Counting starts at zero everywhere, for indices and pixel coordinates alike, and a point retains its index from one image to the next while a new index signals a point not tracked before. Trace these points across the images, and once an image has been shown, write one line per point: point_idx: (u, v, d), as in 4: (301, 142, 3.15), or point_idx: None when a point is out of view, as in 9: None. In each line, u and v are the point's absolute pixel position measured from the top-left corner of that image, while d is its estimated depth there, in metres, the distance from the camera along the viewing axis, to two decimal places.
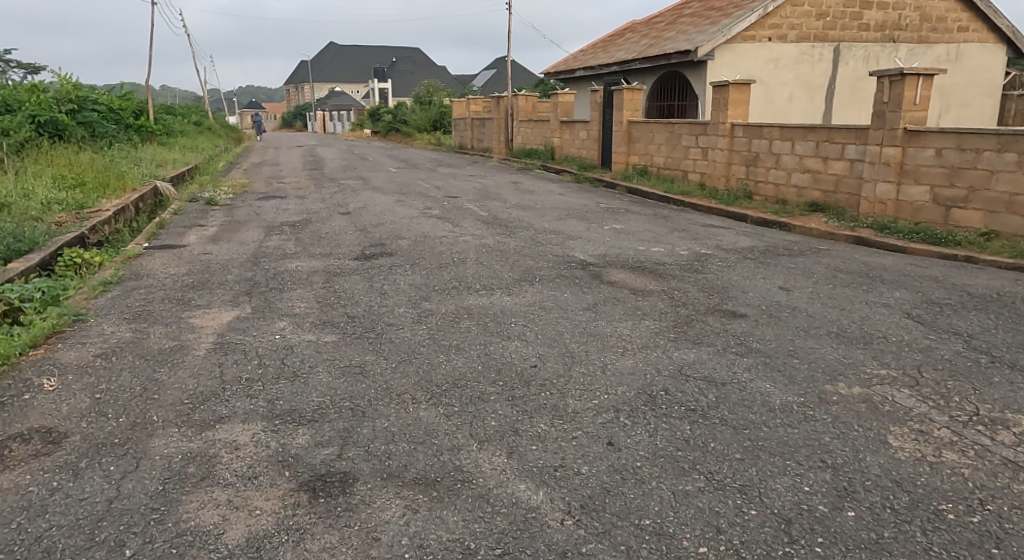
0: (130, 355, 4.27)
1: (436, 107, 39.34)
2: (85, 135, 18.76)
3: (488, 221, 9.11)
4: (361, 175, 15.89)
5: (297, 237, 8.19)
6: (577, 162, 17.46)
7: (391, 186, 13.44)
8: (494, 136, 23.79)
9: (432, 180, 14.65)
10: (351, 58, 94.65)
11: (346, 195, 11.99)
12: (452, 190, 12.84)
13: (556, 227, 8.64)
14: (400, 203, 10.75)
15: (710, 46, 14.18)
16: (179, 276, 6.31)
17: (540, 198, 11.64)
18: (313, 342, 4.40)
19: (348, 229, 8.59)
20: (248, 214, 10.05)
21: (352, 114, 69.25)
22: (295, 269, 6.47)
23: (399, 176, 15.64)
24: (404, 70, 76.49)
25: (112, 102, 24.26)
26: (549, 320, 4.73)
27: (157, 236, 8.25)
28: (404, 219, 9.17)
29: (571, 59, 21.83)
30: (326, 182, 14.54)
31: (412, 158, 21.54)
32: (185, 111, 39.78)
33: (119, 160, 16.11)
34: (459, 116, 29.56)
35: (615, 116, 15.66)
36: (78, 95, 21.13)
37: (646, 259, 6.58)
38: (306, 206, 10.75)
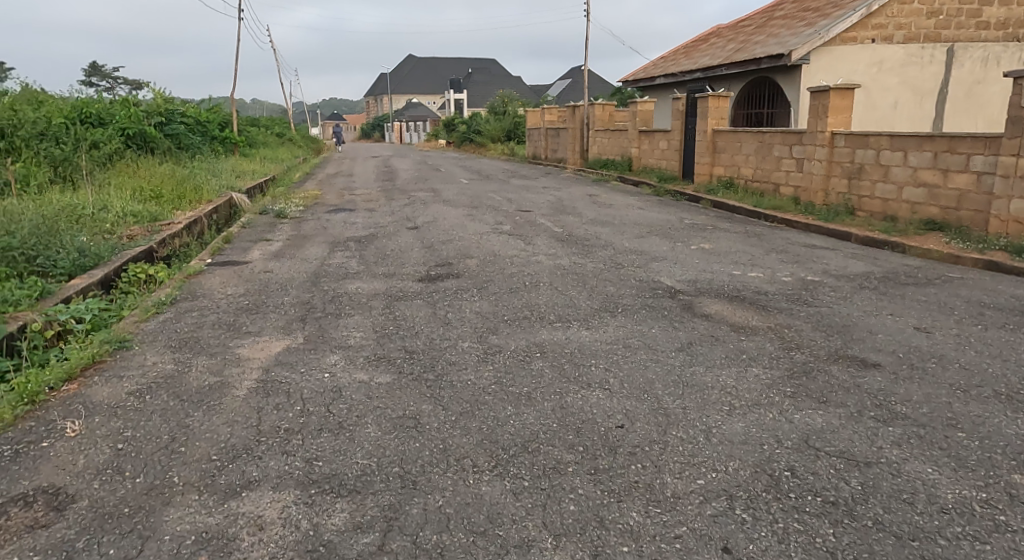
0: (165, 393, 3.83)
1: (511, 117, 39.02)
2: (170, 147, 19.18)
3: (563, 238, 8.47)
4: (433, 186, 15.53)
5: (361, 254, 7.78)
6: (657, 173, 16.62)
7: (462, 198, 12.99)
8: (569, 146, 23.16)
9: (504, 193, 14.12)
10: (428, 69, 96.05)
11: (416, 208, 11.61)
12: (525, 203, 12.28)
13: (637, 246, 7.92)
14: (470, 218, 10.25)
15: (806, 49, 13.16)
16: (235, 297, 5.94)
17: (619, 213, 10.91)
18: (366, 384, 3.86)
19: (415, 246, 8.13)
20: (315, 227, 9.76)
21: (428, 125, 70.01)
22: (355, 291, 6.01)
23: (471, 188, 15.21)
24: (479, 81, 76.88)
25: (198, 114, 24.96)
26: (635, 364, 4.05)
27: (221, 251, 8.00)
28: (474, 235, 8.64)
29: (651, 66, 21.00)
30: (398, 194, 14.24)
31: (485, 169, 21.14)
32: (269, 122, 40.92)
33: (199, 172, 16.30)
34: (534, 126, 29.07)
35: (699, 124, 14.75)
36: (166, 108, 21.72)
37: (744, 286, 5.80)
38: (374, 220, 10.40)
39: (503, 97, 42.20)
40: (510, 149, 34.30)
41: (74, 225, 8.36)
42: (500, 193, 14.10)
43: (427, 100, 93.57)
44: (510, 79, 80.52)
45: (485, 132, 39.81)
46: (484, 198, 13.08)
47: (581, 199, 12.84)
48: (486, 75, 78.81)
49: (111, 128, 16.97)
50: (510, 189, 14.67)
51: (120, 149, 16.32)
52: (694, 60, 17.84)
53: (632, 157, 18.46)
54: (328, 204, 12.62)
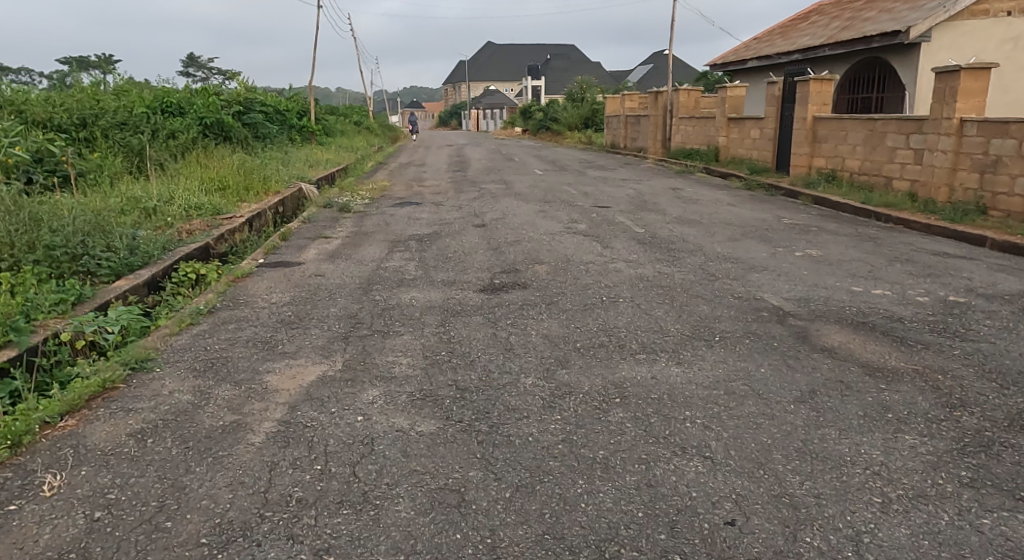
0: (171, 436, 3.20)
1: (589, 104, 37.88)
2: (247, 136, 19.13)
3: (646, 240, 7.59)
4: (505, 177, 14.80)
5: (422, 256, 7.14)
6: (748, 165, 15.39)
7: (535, 191, 12.22)
8: (650, 135, 22.02)
9: (580, 185, 13.23)
10: (506, 56, 95.42)
11: (486, 202, 10.94)
12: (603, 197, 11.38)
13: (730, 251, 6.96)
14: (543, 214, 9.49)
15: (927, 25, 11.70)
16: (278, 306, 5.36)
17: (707, 210, 9.87)
18: (405, 438, 3.16)
19: (481, 246, 7.44)
20: (378, 223, 9.21)
21: (504, 112, 69.42)
22: (409, 302, 5.35)
23: (546, 179, 14.39)
24: (557, 67, 75.64)
25: (277, 102, 25.06)
26: (743, 420, 3.18)
27: (277, 249, 7.50)
28: (546, 235, 7.87)
29: (742, 49, 19.61)
30: (468, 186, 13.60)
31: (561, 159, 20.26)
32: (347, 110, 41.18)
33: (272, 161, 16.11)
34: (613, 113, 27.96)
35: (797, 111, 13.44)
36: (245, 97, 21.77)
37: (869, 309, 4.82)
38: (441, 215, 9.77)
39: (581, 84, 41.05)
40: (587, 137, 33.23)
41: (133, 219, 8.02)
42: (576, 185, 13.24)
43: (504, 88, 92.99)
44: (589, 66, 78.88)
45: (562, 120, 38.81)
46: (558, 191, 12.26)
47: (664, 194, 11.82)
48: (564, 61, 77.46)
49: (190, 116, 16.97)
50: (587, 182, 13.77)
51: (197, 138, 16.26)
52: (792, 41, 16.42)
53: (719, 147, 17.23)
54: (395, 196, 12.09)
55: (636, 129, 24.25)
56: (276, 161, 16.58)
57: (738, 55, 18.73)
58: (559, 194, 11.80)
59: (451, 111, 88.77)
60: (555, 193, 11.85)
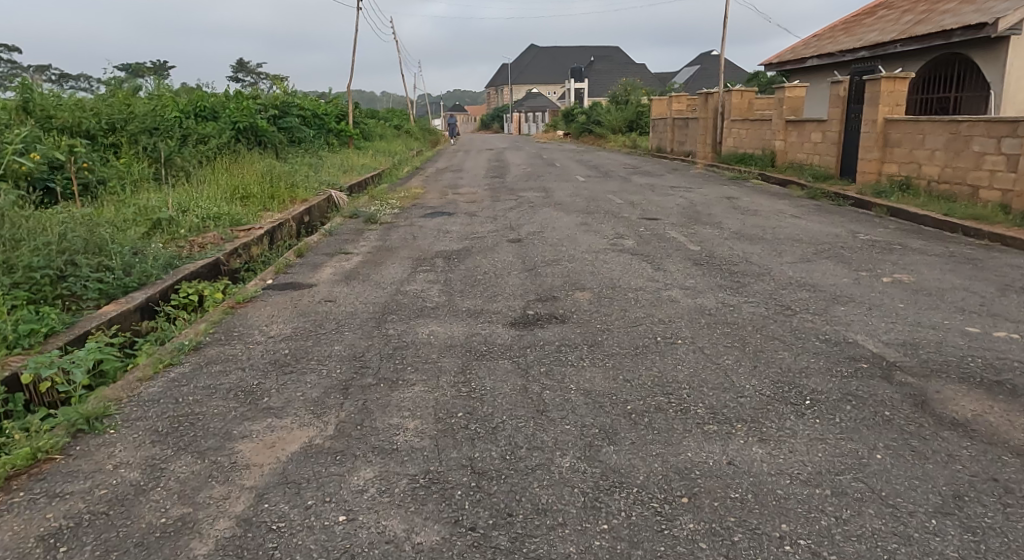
0: (93, 542, 2.44)
1: (634, 106, 36.79)
2: (283, 140, 18.67)
3: (702, 261, 6.68)
4: (546, 184, 13.98)
5: (449, 276, 6.38)
6: (809, 171, 14.30)
7: (577, 200, 11.35)
8: (699, 139, 20.95)
9: (625, 194, 12.31)
10: (549, 59, 94.65)
11: (524, 212, 10.13)
12: (651, 207, 10.47)
13: (803, 276, 6.01)
14: (584, 227, 8.64)
15: (1018, 17, 10.49)
16: (277, 341, 4.62)
17: (769, 224, 8.89)
18: (397, 555, 2.35)
19: (515, 266, 6.63)
20: (406, 236, 8.48)
21: (547, 115, 68.64)
22: (428, 339, 4.58)
23: (588, 187, 13.52)
24: (601, 69, 74.48)
25: (316, 107, 24.74)
26: (865, 545, 2.28)
27: (291, 267, 6.81)
28: (588, 253, 7.03)
29: (799, 48, 18.42)
30: (505, 193, 12.83)
31: (604, 164, 19.33)
32: (388, 115, 40.94)
33: (304, 167, 15.56)
34: (659, 115, 26.94)
35: (865, 113, 12.30)
36: (281, 101, 21.36)
37: (994, 360, 3.86)
38: (474, 227, 9.00)
39: (626, 86, 39.95)
40: (632, 141, 32.17)
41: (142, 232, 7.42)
42: (622, 193, 12.33)
43: (547, 91, 92.18)
44: (634, 68, 77.51)
45: (606, 123, 37.80)
46: (602, 199, 11.38)
47: (718, 204, 10.83)
48: (608, 63, 76.27)
49: (223, 120, 16.54)
50: (634, 189, 12.84)
51: (230, 143, 15.82)
52: (856, 38, 15.22)
53: (776, 151, 16.14)
54: (427, 205, 11.36)
55: (683, 131, 23.20)
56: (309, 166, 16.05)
57: (795, 54, 17.56)
58: (604, 203, 10.91)
59: (493, 114, 88.36)
60: (599, 203, 10.96)
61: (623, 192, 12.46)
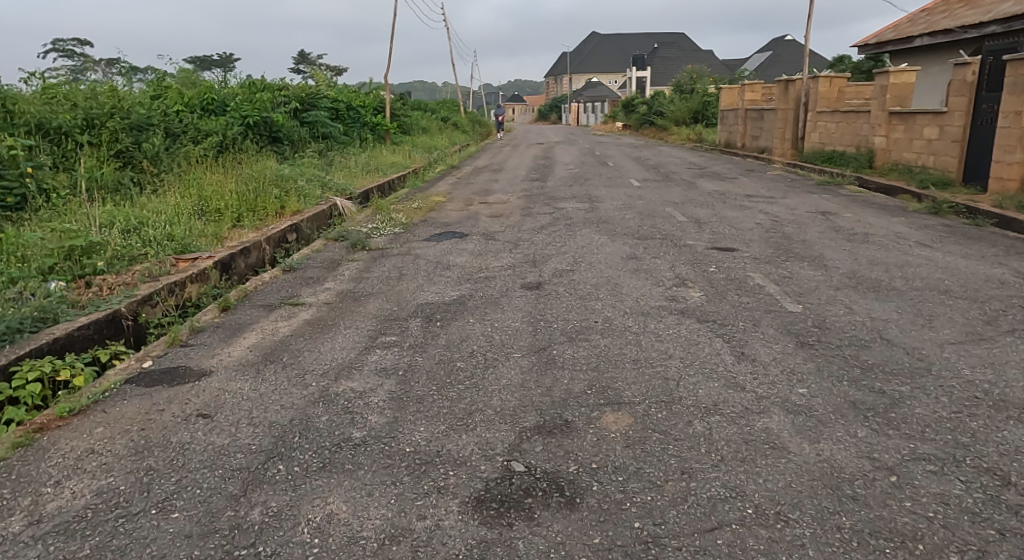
0: None
1: (701, 95, 33.86)
2: (303, 137, 16.87)
3: (807, 339, 4.36)
4: (592, 191, 11.72)
5: (422, 356, 4.27)
6: (919, 175, 11.60)
7: (626, 217, 9.06)
8: (776, 133, 18.26)
9: (689, 206, 9.94)
10: (611, 47, 91.35)
11: (556, 235, 7.94)
12: (723, 229, 8.12)
13: (986, 382, 3.64)
14: (632, 263, 6.39)
15: None
16: (36, 533, 2.49)
17: (888, 263, 6.44)
18: None
19: (520, 340, 4.46)
20: (392, 273, 6.40)
21: (606, 106, 65.75)
22: (312, 540, 2.45)
23: (644, 195, 11.17)
24: (665, 56, 70.86)
25: (351, 99, 22.99)
26: None
27: (205, 329, 4.76)
28: (634, 317, 4.81)
29: (902, 26, 15.54)
30: (542, 203, 10.66)
31: (664, 164, 16.84)
32: (437, 107, 39.13)
33: (316, 169, 13.63)
34: (729, 106, 24.20)
35: (1006, 102, 9.54)
36: (307, 94, 19.54)
37: None
38: (485, 260, 6.86)
39: (692, 73, 36.91)
40: (698, 134, 29.37)
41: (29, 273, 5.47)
42: (684, 206, 9.95)
43: (607, 80, 88.98)
44: (700, 54, 73.57)
45: (669, 114, 34.98)
46: (656, 216, 9.07)
47: (812, 224, 8.36)
48: (673, 49, 72.59)
49: (232, 115, 14.72)
50: (700, 200, 10.45)
51: (237, 141, 14.00)
52: (984, 9, 12.34)
53: (875, 149, 13.41)
54: (441, 221, 9.25)
55: (757, 125, 20.47)
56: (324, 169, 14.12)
57: (898, 33, 14.74)
58: (661, 222, 8.58)
59: (551, 105, 85.84)
60: (655, 221, 8.65)
61: (685, 204, 10.08)
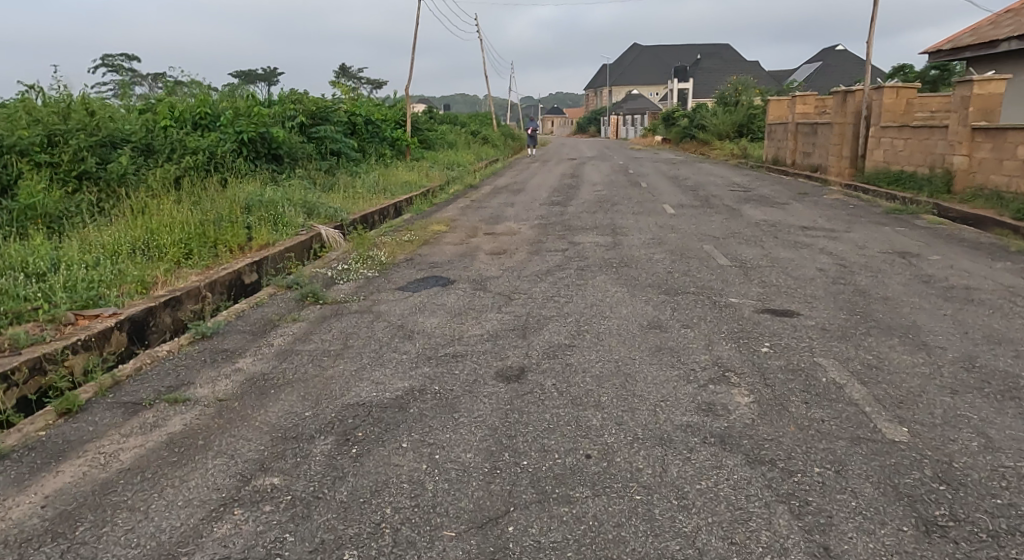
0: None
1: (746, 108, 31.91)
2: (307, 154, 15.58)
3: (927, 512, 2.65)
4: (618, 221, 10.07)
5: (298, 524, 2.69)
6: (1013, 202, 9.63)
7: (654, 260, 7.38)
8: (833, 150, 16.54)
9: (732, 242, 8.22)
10: (652, 59, 89.43)
11: (563, 286, 6.30)
12: (775, 278, 6.39)
13: None
14: (653, 338, 4.72)
15: None
16: None
17: (1011, 340, 4.65)
18: None
19: (460, 497, 2.83)
20: (335, 345, 4.85)
21: (645, 118, 63.89)
22: None
23: (678, 226, 9.48)
24: (708, 67, 68.70)
25: (370, 112, 21.77)
26: None
27: (8, 453, 3.24)
28: (645, 449, 3.16)
29: (982, 28, 13.53)
30: (557, 236, 9.06)
31: (703, 186, 15.05)
32: (469, 121, 37.88)
33: (310, 192, 12.27)
34: (777, 119, 22.36)
35: None
36: (319, 107, 18.28)
37: None
38: (461, 324, 5.25)
39: (737, 85, 34.88)
40: (743, 150, 27.40)
41: None
42: (725, 243, 8.22)
43: (648, 92, 87.03)
44: (745, 65, 71.12)
45: (712, 127, 33.07)
46: (690, 258, 7.37)
47: (891, 272, 6.57)
48: (717, 61, 70.36)
49: (226, 131, 13.46)
50: (745, 235, 8.69)
51: (228, 159, 12.71)
52: None
53: (954, 170, 11.39)
54: (428, 261, 7.68)
55: (811, 140, 18.68)
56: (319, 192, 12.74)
57: (978, 37, 12.76)
58: (696, 268, 6.87)
59: (589, 118, 84.27)
60: (689, 266, 6.95)
61: (727, 241, 8.34)
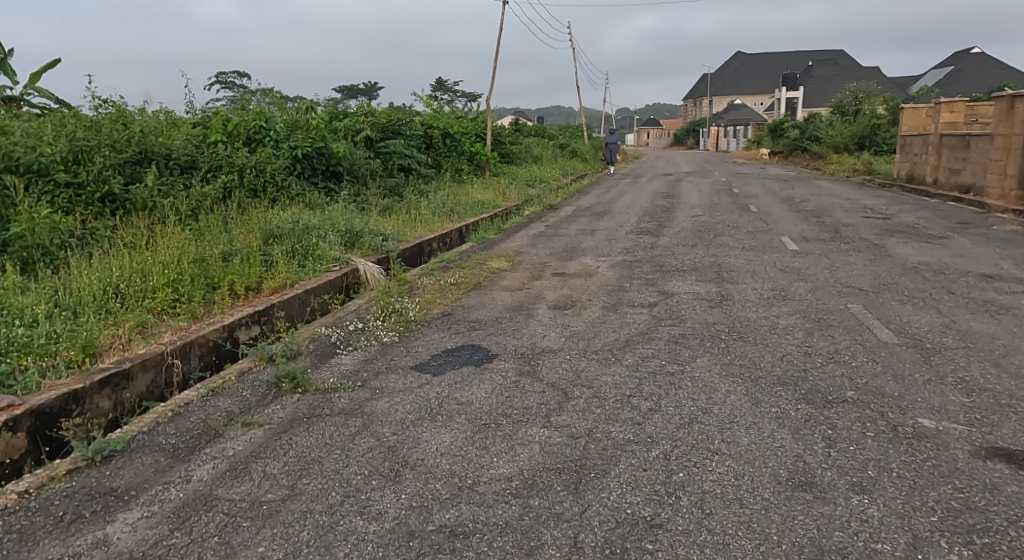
0: None
1: (868, 116, 28.64)
2: (371, 170, 14.22)
3: None
4: (725, 265, 7.95)
5: None
6: None
7: (780, 330, 5.28)
8: (997, 168, 14.94)
9: (888, 307, 5.99)
10: (757, 68, 85.03)
11: (647, 377, 4.34)
12: (980, 378, 4.17)
13: None
14: (804, 520, 2.67)
15: None
16: None
17: None
18: None
19: None
20: (275, 489, 3.06)
21: (748, 129, 60.24)
22: None
23: (806, 276, 7.27)
24: (819, 74, 64.14)
25: (449, 126, 20.39)
26: None
27: None
28: None
29: None
30: (645, 286, 7.07)
31: (827, 212, 12.58)
32: (559, 134, 36.22)
33: (363, 219, 10.79)
34: (912, 129, 20.32)
35: None
36: (391, 120, 16.96)
37: None
38: (482, 454, 3.39)
39: (856, 93, 31.45)
40: (865, 166, 24.37)
41: None
42: (875, 307, 6.00)
43: (751, 102, 82.68)
44: (862, 71, 65.91)
45: (828, 140, 29.96)
46: (832, 331, 5.23)
47: None
48: (828, 67, 65.62)
49: (281, 146, 12.17)
50: (902, 293, 6.41)
51: (280, 177, 11.39)
52: None
53: None
54: (470, 320, 5.85)
55: (959, 155, 17.04)
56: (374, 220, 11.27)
57: None
58: (846, 352, 4.72)
59: (687, 130, 80.96)
60: (833, 348, 4.81)
61: (880, 303, 6.11)
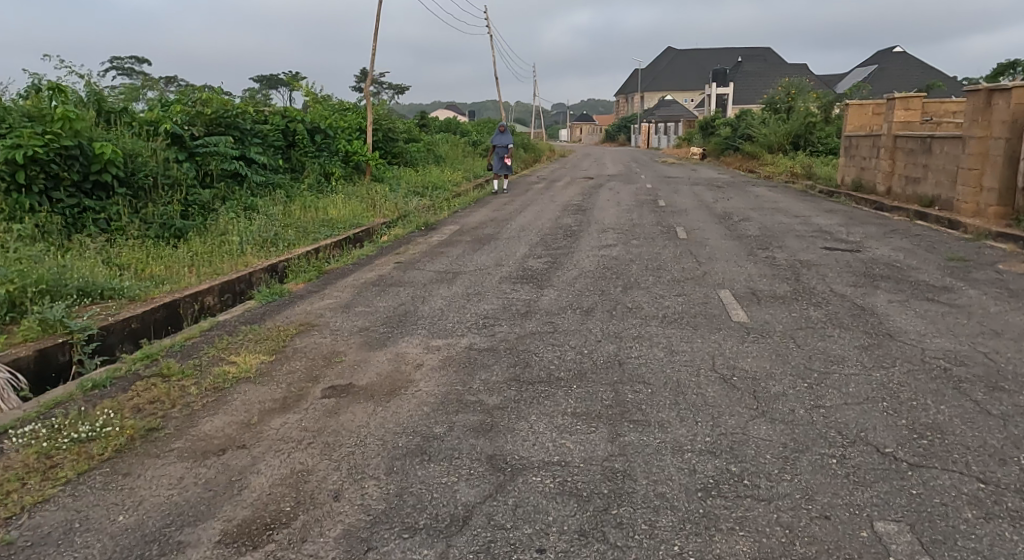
0: None
1: (803, 114, 26.25)
2: (167, 180, 10.29)
3: None
4: (627, 373, 4.60)
5: None
6: None
7: None
8: (970, 177, 12.19)
9: (951, 530, 2.75)
10: (687, 63, 83.61)
11: None
12: None
13: None
14: None
15: None
16: None
17: None
18: None
19: None
20: None
21: (678, 126, 58.25)
22: None
23: (765, 406, 4.00)
24: (748, 70, 62.75)
25: (317, 119, 16.51)
26: None
27: None
28: None
29: None
30: (467, 442, 3.66)
31: (775, 240, 9.49)
32: (475, 130, 32.75)
33: (93, 266, 7.04)
34: (859, 128, 17.68)
35: None
36: (224, 109, 13.04)
37: None
38: None
39: (789, 88, 29.07)
40: (804, 168, 21.86)
41: None
42: (934, 540, 2.70)
43: (682, 98, 81.23)
44: (790, 66, 64.70)
45: (760, 138, 27.55)
46: None
47: None
48: (757, 63, 64.31)
49: None
50: (963, 474, 3.16)
51: None
52: None
53: None
54: None
55: (919, 160, 14.34)
56: (121, 269, 7.54)
57: None
58: None
59: (618, 126, 78.88)
60: None
61: (934, 520, 2.83)
